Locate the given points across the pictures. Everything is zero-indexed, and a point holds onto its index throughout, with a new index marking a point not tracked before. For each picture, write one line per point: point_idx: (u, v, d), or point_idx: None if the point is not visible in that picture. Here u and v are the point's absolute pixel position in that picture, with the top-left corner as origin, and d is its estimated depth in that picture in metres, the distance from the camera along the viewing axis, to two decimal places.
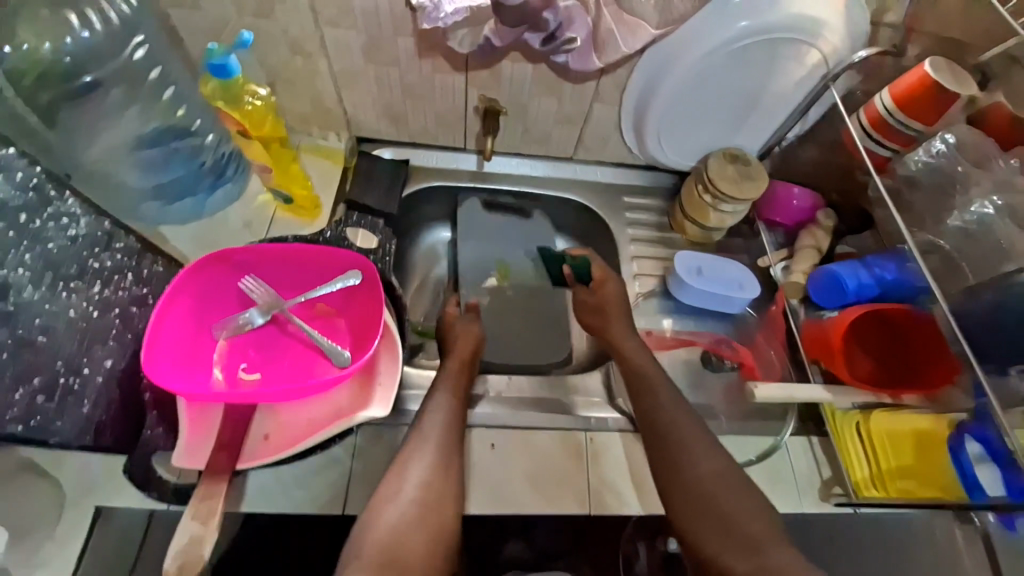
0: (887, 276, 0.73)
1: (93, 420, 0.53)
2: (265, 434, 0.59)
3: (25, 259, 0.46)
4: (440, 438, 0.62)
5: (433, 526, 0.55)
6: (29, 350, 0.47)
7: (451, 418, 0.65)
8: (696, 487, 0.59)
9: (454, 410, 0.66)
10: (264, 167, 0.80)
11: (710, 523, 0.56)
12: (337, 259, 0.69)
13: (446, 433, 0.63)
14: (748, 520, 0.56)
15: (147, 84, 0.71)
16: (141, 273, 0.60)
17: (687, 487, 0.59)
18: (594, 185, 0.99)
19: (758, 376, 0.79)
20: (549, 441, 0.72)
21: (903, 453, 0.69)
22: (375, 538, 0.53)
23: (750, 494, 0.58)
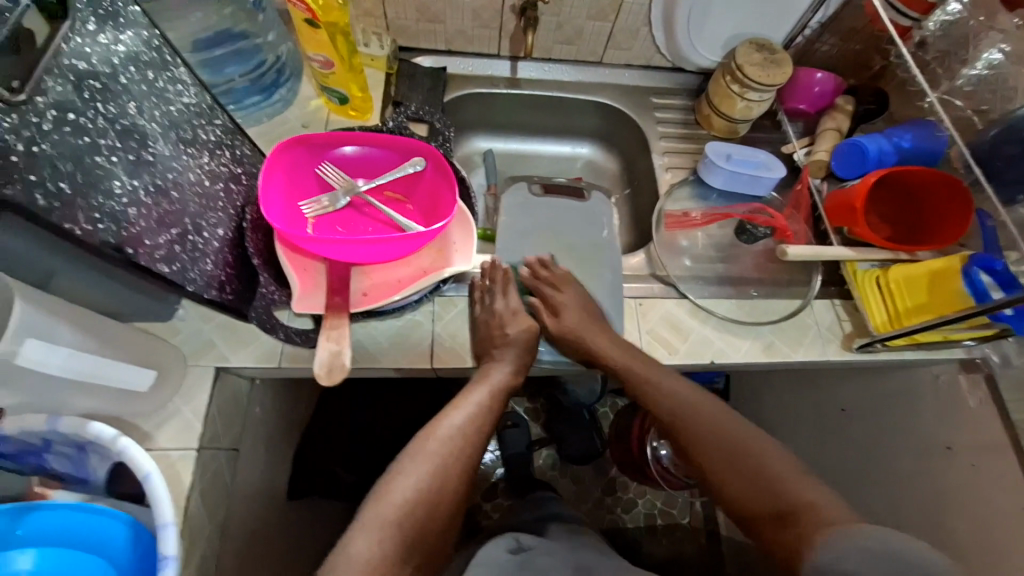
0: (904, 143, 0.81)
1: (216, 277, 0.61)
2: (363, 290, 0.68)
3: (154, 115, 0.53)
4: (456, 428, 0.69)
5: (440, 513, 0.63)
6: (166, 200, 0.54)
7: (473, 414, 0.71)
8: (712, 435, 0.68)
9: (484, 410, 0.72)
10: (324, 62, 0.78)
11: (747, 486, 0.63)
12: (402, 147, 0.74)
13: (467, 428, 0.70)
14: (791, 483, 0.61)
15: None
16: (235, 153, 0.66)
17: (699, 429, 0.69)
18: (624, 87, 1.03)
19: (790, 237, 0.87)
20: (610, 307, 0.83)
21: (919, 293, 0.74)
22: (391, 508, 0.61)
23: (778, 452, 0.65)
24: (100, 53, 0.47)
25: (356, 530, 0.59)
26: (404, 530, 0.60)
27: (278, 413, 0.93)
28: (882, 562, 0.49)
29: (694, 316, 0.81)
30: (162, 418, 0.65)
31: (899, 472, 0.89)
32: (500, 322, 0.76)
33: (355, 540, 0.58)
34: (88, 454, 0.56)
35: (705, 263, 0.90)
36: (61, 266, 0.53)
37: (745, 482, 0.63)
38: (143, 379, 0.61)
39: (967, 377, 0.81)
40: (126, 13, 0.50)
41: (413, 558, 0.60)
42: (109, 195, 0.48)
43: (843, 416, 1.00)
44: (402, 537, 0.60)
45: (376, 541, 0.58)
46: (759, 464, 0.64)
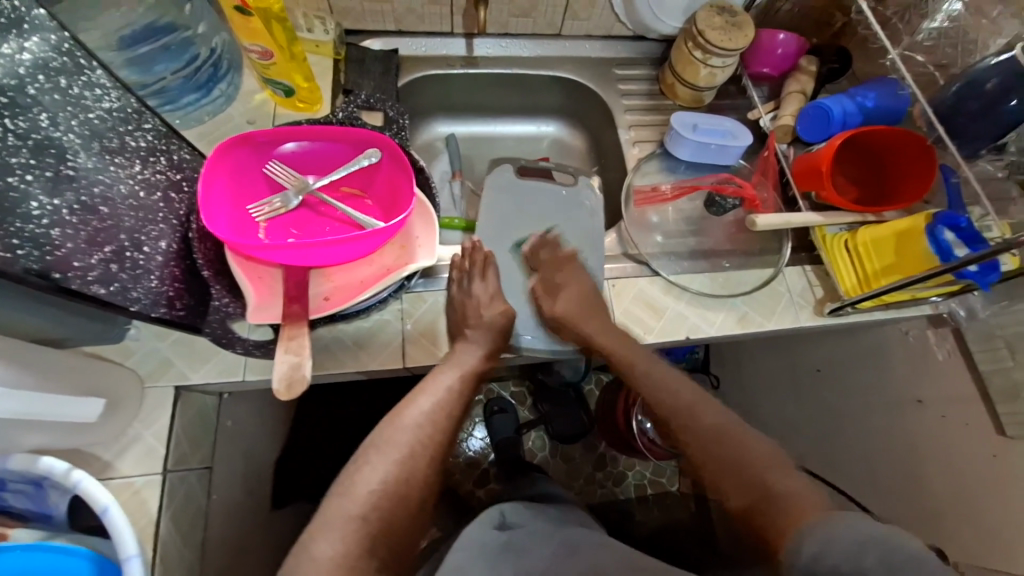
0: (868, 103, 0.81)
1: (163, 293, 0.58)
2: (325, 294, 0.66)
3: (72, 126, 0.48)
4: (423, 415, 0.66)
5: (409, 503, 0.60)
6: (96, 218, 0.50)
7: (443, 399, 0.68)
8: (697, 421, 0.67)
9: (453, 397, 0.68)
10: (262, 53, 0.73)
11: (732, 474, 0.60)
12: (353, 138, 0.70)
13: (435, 414, 0.66)
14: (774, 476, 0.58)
15: None
16: (172, 158, 0.62)
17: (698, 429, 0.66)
18: (585, 60, 0.99)
19: (758, 206, 0.87)
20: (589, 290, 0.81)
21: (888, 254, 0.74)
22: (356, 500, 0.58)
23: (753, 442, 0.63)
24: (3, 63, 0.42)
25: (318, 526, 0.56)
26: (370, 523, 0.57)
27: (255, 423, 0.91)
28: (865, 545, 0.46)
29: (669, 292, 0.81)
30: (121, 445, 0.63)
31: (873, 428, 0.92)
32: (476, 307, 0.74)
33: (316, 539, 0.54)
34: (45, 490, 0.54)
35: (676, 238, 0.89)
36: None
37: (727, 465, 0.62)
38: (90, 410, 0.56)
39: (935, 333, 0.82)
40: (31, 17, 0.44)
41: (379, 553, 0.56)
42: (27, 218, 0.44)
43: (818, 376, 1.02)
44: (368, 531, 0.56)
45: (339, 538, 0.54)
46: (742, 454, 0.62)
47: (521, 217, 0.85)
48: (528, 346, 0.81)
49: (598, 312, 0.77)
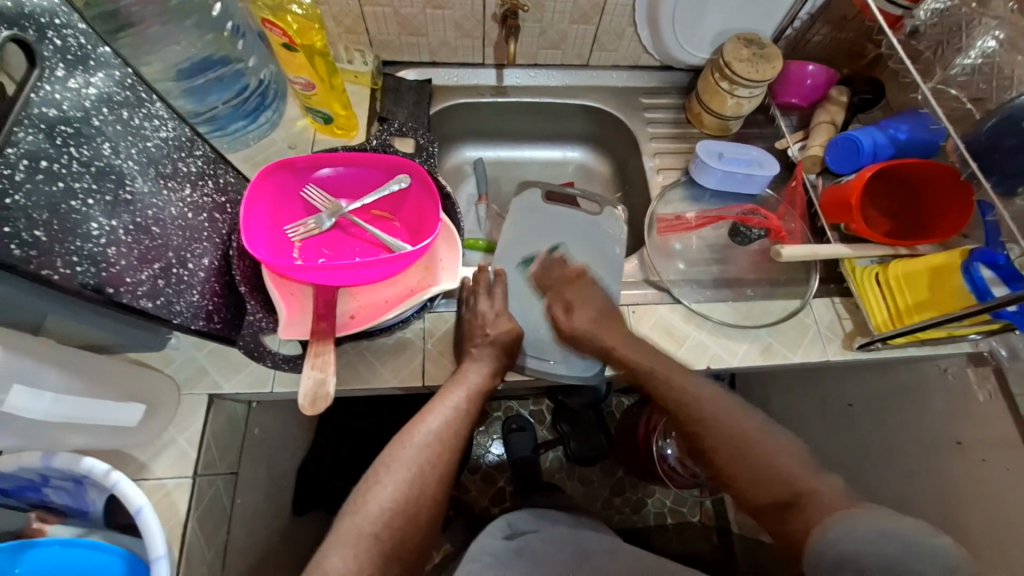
0: (901, 135, 0.80)
1: (203, 307, 0.62)
2: (351, 313, 0.68)
3: (131, 153, 0.54)
4: (432, 433, 0.66)
5: (419, 521, 0.61)
6: (147, 237, 0.55)
7: (451, 418, 0.67)
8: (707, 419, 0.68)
9: (461, 414, 0.68)
10: (305, 84, 0.78)
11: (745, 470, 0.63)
12: (386, 165, 0.73)
13: (444, 432, 0.66)
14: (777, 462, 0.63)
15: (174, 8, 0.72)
16: (219, 182, 0.67)
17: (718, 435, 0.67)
18: (612, 89, 1.02)
19: (785, 237, 0.86)
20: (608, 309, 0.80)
21: (921, 290, 0.72)
22: (367, 519, 0.59)
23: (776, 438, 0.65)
24: (72, 97, 0.48)
25: (332, 543, 0.57)
26: (382, 541, 0.58)
27: (278, 432, 0.94)
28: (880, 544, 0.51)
29: (689, 321, 0.80)
30: (157, 448, 0.66)
31: (907, 467, 0.86)
32: (482, 323, 0.74)
33: (329, 558, 0.56)
34: (85, 488, 0.58)
35: (699, 265, 0.89)
36: (50, 311, 0.54)
37: (741, 468, 0.64)
38: (129, 415, 0.61)
39: (976, 372, 0.78)
40: (97, 55, 0.51)
41: (392, 569, 0.57)
42: (87, 238, 0.49)
43: (851, 412, 0.96)
44: (379, 549, 0.57)
45: (348, 557, 0.56)
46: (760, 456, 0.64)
47: (541, 237, 0.87)
48: (531, 368, 0.78)
49: (610, 336, 0.76)
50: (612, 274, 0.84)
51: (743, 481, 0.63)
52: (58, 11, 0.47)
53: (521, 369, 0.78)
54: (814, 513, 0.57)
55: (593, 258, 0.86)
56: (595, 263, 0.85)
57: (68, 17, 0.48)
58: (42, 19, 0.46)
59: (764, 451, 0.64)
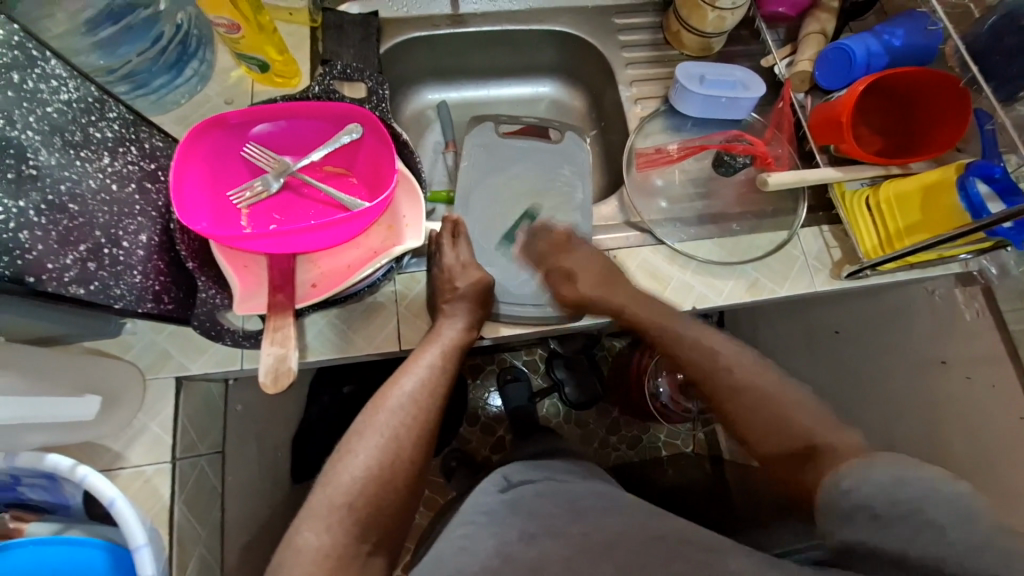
0: (896, 41, 0.73)
1: (148, 287, 0.57)
2: (312, 281, 0.64)
3: (29, 122, 0.47)
4: (407, 396, 0.64)
5: (396, 485, 0.59)
6: (66, 216, 0.49)
7: (426, 379, 0.65)
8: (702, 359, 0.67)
9: (437, 374, 0.66)
10: (227, 26, 0.68)
11: (761, 418, 0.62)
12: (333, 114, 0.66)
13: (419, 394, 0.64)
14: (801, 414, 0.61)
15: None
16: (144, 147, 0.60)
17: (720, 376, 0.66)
18: (582, 11, 0.92)
19: (771, 163, 0.80)
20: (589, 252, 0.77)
21: (913, 211, 0.68)
22: (341, 489, 0.57)
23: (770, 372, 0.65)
24: None
25: (305, 516, 0.56)
26: (357, 509, 0.57)
27: (262, 407, 0.91)
28: (894, 488, 0.46)
29: (673, 264, 0.76)
30: (130, 435, 0.64)
31: (897, 389, 0.85)
32: (449, 277, 0.70)
33: (303, 529, 0.54)
34: (59, 483, 0.56)
35: (682, 202, 0.84)
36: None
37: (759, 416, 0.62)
38: (87, 408, 0.57)
39: (963, 291, 0.76)
40: None
41: (371, 536, 0.57)
42: None
43: (838, 339, 0.96)
44: (355, 517, 0.56)
45: (323, 527, 0.54)
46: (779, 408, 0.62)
47: (508, 181, 0.83)
48: (507, 317, 0.75)
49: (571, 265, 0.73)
50: (583, 216, 0.80)
51: (756, 431, 0.62)
52: None
53: (495, 318, 0.75)
54: (827, 461, 0.54)
55: (565, 200, 0.82)
56: (566, 198, 0.82)
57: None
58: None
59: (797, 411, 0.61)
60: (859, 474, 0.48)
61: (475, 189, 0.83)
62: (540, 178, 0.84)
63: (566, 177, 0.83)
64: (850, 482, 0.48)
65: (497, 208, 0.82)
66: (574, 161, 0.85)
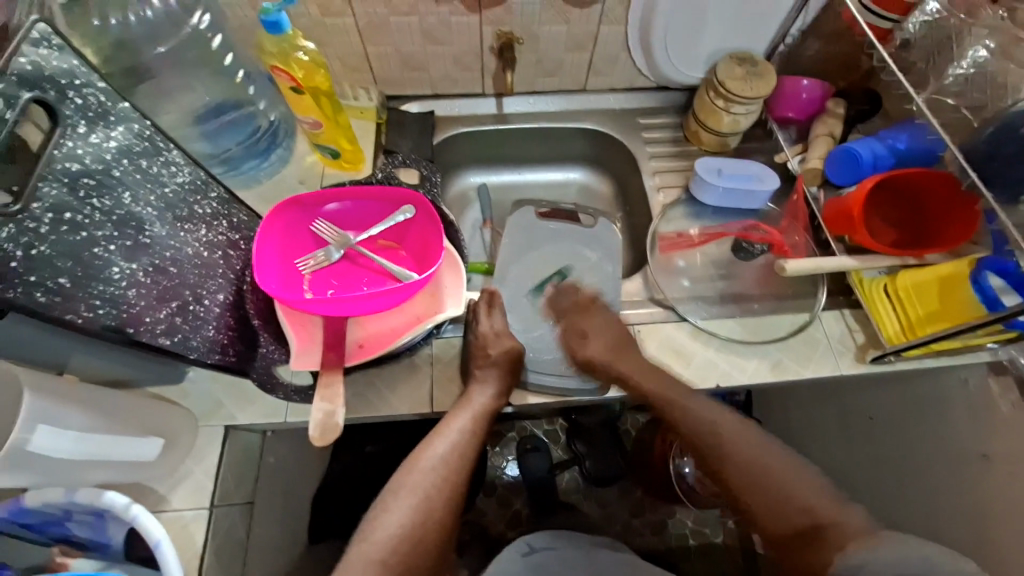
0: (899, 145, 0.80)
1: (217, 341, 0.64)
2: (359, 341, 0.70)
3: (150, 200, 0.56)
4: (439, 458, 0.67)
5: (425, 546, 0.62)
6: (165, 277, 0.58)
7: (458, 442, 0.68)
8: (738, 451, 0.70)
9: (468, 437, 0.69)
10: (312, 124, 0.82)
11: (760, 497, 0.67)
12: (392, 197, 0.76)
13: (450, 457, 0.68)
14: (796, 486, 0.67)
15: (204, 57, 0.79)
16: (232, 221, 0.70)
17: (737, 455, 0.70)
18: (610, 111, 1.04)
19: (787, 252, 0.86)
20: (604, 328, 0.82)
21: (930, 299, 0.71)
22: (377, 548, 0.61)
23: (756, 433, 0.72)
24: (92, 152, 0.50)
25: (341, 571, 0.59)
26: (390, 567, 0.60)
27: (291, 462, 0.94)
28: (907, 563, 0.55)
29: (699, 342, 0.79)
30: (176, 479, 0.68)
31: (938, 485, 0.82)
32: (483, 344, 0.75)
33: None
34: (106, 521, 0.60)
35: (704, 282, 0.88)
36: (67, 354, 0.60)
37: (758, 497, 0.67)
38: (149, 449, 0.63)
39: (998, 381, 0.74)
40: (117, 110, 0.52)
41: None
42: (108, 282, 0.51)
43: (873, 426, 0.93)
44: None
45: None
46: (779, 486, 0.67)
47: (540, 257, 0.91)
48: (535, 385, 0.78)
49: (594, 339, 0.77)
50: (611, 292, 0.86)
51: (762, 517, 0.66)
52: (76, 71, 0.48)
53: (523, 386, 0.78)
54: (836, 539, 0.61)
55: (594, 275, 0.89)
56: (596, 274, 0.89)
57: (87, 75, 0.49)
58: (62, 80, 0.47)
59: (791, 488, 0.67)
60: (866, 555, 0.57)
61: (511, 262, 0.91)
62: (569, 256, 0.91)
63: (595, 254, 0.91)
64: (868, 559, 0.57)
65: (530, 280, 0.89)
66: (602, 244, 0.93)
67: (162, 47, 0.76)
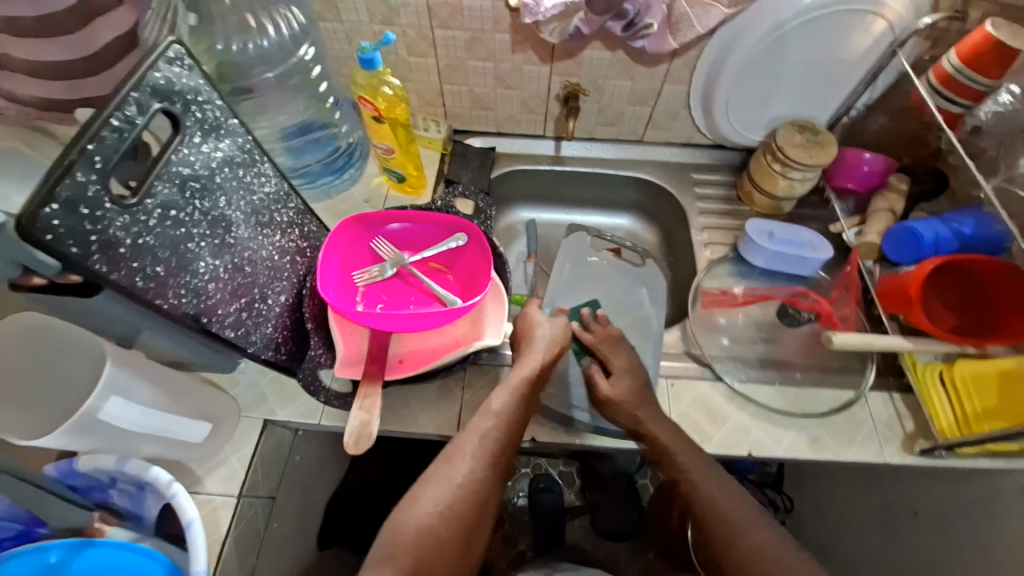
0: (965, 229, 0.77)
1: (273, 339, 0.69)
2: (399, 357, 0.73)
3: (240, 205, 0.63)
4: (478, 439, 0.65)
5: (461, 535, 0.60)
6: (241, 275, 0.63)
7: (500, 423, 0.66)
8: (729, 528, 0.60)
9: (509, 418, 0.67)
10: (386, 150, 0.89)
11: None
12: (447, 224, 0.81)
13: (489, 437, 0.65)
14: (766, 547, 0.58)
15: (305, 82, 0.87)
16: (304, 231, 0.75)
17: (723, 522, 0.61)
18: (665, 164, 1.06)
19: (837, 325, 0.84)
20: None
21: (990, 395, 0.68)
22: (410, 532, 0.58)
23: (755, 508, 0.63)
24: (201, 159, 0.57)
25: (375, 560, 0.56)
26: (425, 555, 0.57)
27: (314, 464, 0.97)
28: None
29: (737, 405, 0.78)
30: (213, 463, 0.72)
31: None
32: None
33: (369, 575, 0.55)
34: (145, 494, 0.64)
35: (745, 344, 0.87)
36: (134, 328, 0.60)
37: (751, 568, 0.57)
38: (197, 432, 0.68)
39: None
40: (227, 125, 0.59)
41: None
42: (194, 274, 0.57)
43: (916, 522, 0.86)
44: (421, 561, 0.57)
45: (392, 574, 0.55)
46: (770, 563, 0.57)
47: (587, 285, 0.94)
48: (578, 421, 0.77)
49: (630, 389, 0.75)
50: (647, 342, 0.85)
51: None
52: (200, 89, 0.56)
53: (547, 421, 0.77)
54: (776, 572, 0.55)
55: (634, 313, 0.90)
56: (638, 313, 0.90)
57: (208, 94, 0.57)
58: (188, 96, 0.55)
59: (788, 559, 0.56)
60: None
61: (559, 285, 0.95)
62: (618, 291, 0.94)
63: (640, 292, 0.93)
64: None
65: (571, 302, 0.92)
66: (649, 284, 0.94)
67: (270, 72, 0.83)
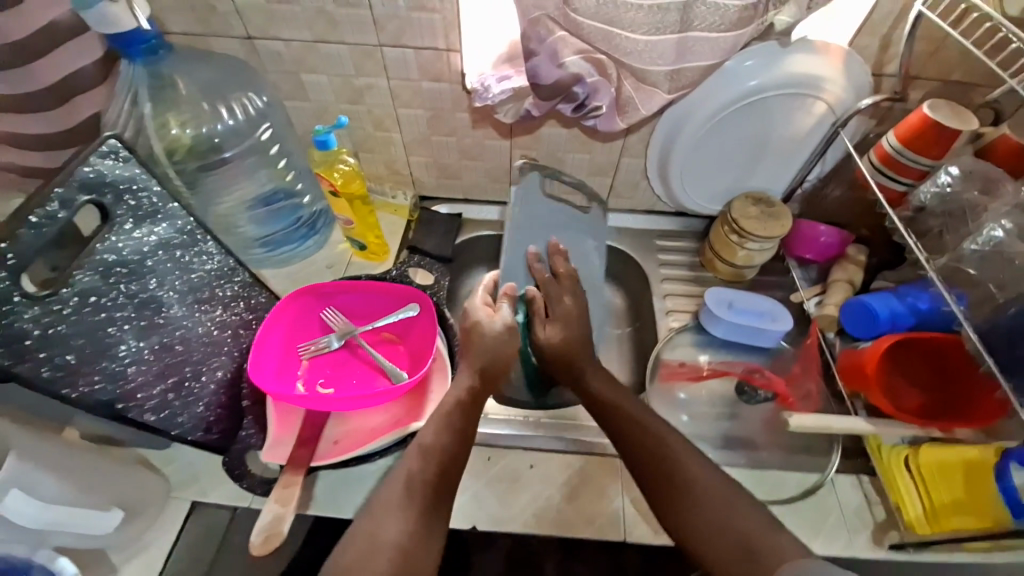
0: (920, 304, 0.75)
1: (204, 418, 0.66)
2: (335, 438, 0.71)
3: (174, 284, 0.63)
4: (405, 474, 0.61)
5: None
6: (171, 354, 0.62)
7: (426, 448, 0.63)
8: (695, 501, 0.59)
9: (439, 435, 0.65)
10: (346, 220, 0.95)
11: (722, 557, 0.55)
12: (399, 294, 0.81)
13: (418, 466, 0.62)
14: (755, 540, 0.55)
15: (269, 158, 0.89)
16: (250, 302, 0.75)
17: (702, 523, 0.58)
18: (630, 231, 1.07)
19: (792, 403, 0.81)
20: (585, 461, 0.77)
21: (955, 486, 0.68)
22: None
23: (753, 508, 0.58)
24: (132, 245, 0.57)
25: None
26: None
27: None
28: None
29: None
30: (131, 551, 0.68)
31: None
32: None
33: None
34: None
35: (706, 420, 0.83)
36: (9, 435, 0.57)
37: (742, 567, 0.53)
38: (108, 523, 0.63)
39: None
40: (166, 210, 0.61)
41: None
42: (114, 358, 0.56)
43: None
44: None
45: None
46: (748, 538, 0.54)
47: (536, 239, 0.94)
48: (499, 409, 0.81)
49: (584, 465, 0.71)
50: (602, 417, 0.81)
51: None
52: (137, 178, 0.57)
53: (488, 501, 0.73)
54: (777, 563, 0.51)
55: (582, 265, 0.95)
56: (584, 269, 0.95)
57: (145, 182, 0.58)
58: (121, 186, 0.56)
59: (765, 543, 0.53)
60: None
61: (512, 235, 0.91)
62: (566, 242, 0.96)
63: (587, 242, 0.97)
64: None
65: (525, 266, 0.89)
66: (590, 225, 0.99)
67: (227, 153, 0.85)
